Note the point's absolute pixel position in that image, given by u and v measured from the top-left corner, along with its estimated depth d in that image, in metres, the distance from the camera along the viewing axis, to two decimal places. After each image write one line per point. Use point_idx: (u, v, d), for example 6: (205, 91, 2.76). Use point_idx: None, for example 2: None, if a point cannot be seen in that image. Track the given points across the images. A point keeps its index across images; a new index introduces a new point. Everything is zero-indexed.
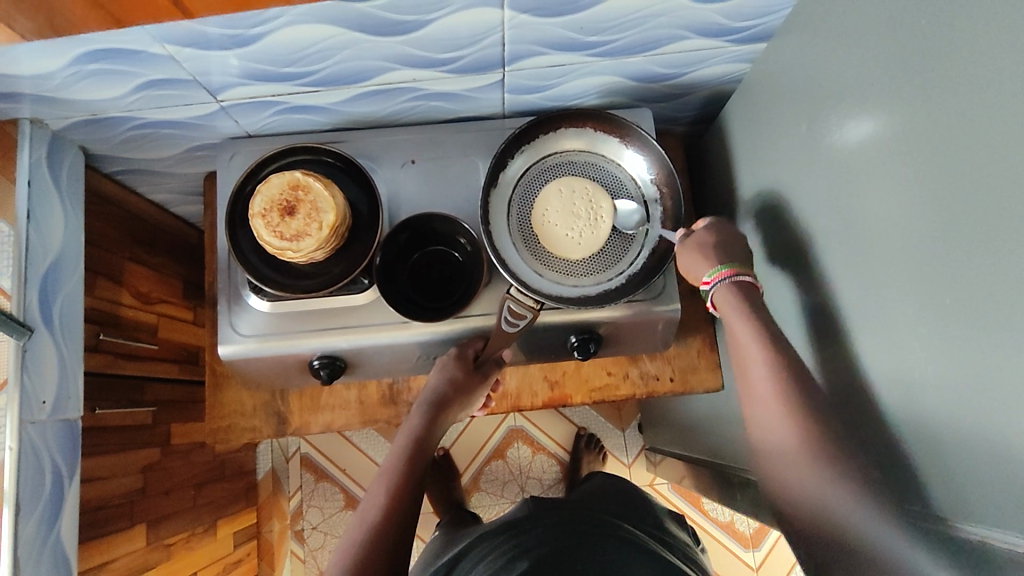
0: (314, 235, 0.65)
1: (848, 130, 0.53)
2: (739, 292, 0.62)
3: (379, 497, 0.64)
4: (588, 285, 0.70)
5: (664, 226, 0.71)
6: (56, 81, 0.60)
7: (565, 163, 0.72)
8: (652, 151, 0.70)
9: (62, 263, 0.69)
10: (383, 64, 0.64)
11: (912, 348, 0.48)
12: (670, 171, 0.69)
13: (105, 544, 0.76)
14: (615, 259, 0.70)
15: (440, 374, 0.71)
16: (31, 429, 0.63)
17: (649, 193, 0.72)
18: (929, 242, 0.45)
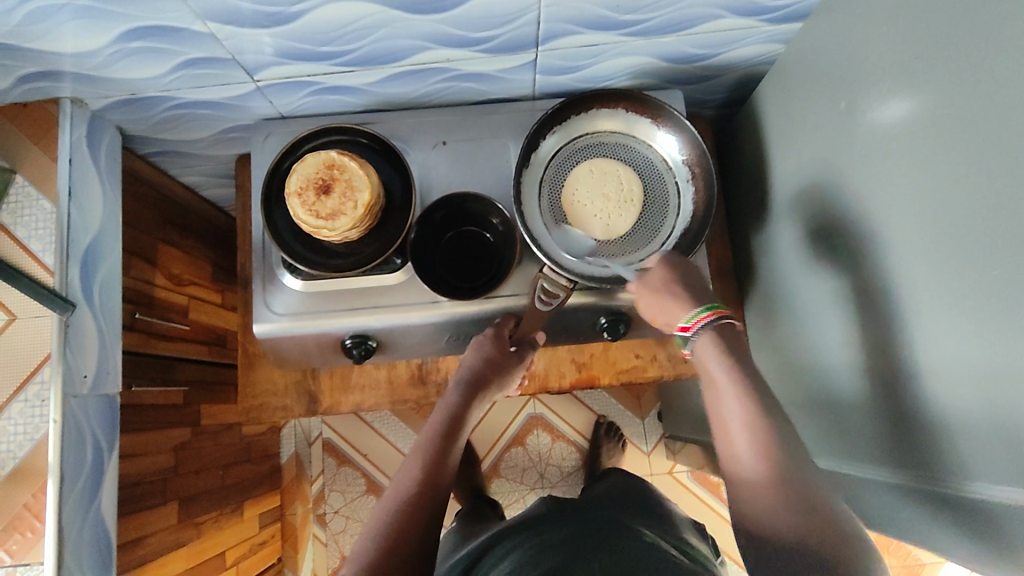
0: (349, 214, 0.66)
1: (887, 105, 0.53)
2: (717, 331, 0.61)
3: (413, 471, 0.63)
4: (619, 266, 0.70)
5: (696, 206, 0.71)
6: (98, 59, 0.61)
7: (598, 144, 0.72)
8: (685, 131, 0.70)
9: (101, 241, 0.70)
10: (419, 43, 0.64)
11: (955, 325, 0.48)
12: (703, 151, 0.69)
13: (140, 519, 0.77)
14: (645, 239, 0.71)
15: (477, 352, 0.72)
16: (74, 403, 0.64)
17: (680, 174, 0.71)
18: (977, 213, 0.45)
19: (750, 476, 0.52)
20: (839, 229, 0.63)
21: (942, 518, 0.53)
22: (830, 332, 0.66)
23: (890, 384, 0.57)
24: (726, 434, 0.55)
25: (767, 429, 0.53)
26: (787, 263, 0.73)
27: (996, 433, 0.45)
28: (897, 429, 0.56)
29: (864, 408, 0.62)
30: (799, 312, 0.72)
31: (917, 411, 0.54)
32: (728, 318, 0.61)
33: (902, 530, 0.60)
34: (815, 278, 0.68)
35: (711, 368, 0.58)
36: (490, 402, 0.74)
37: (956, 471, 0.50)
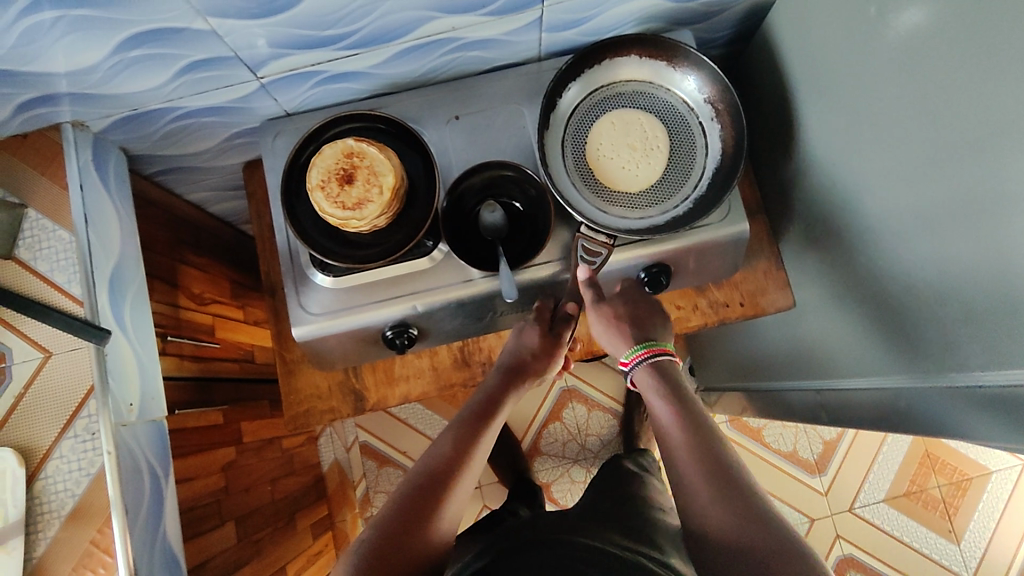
0: (375, 201, 0.64)
1: (909, 7, 0.51)
2: (655, 368, 0.65)
3: (444, 447, 0.60)
4: (654, 216, 0.69)
5: (723, 144, 0.69)
6: (97, 75, 0.59)
7: (618, 95, 0.71)
8: (704, 68, 0.68)
9: (124, 266, 0.68)
10: (423, 14, 0.62)
11: (996, 216, 0.47)
12: (727, 89, 0.68)
13: (202, 544, 0.76)
14: (678, 183, 0.70)
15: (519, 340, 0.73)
16: (125, 432, 0.62)
17: (703, 114, 0.70)
18: (1019, 93, 0.43)
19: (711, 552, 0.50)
20: (862, 145, 0.62)
21: (989, 417, 0.53)
22: (867, 252, 0.65)
23: (933, 293, 0.56)
24: (691, 505, 0.53)
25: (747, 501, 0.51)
26: (815, 191, 0.72)
27: None
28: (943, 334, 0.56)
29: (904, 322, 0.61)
30: (830, 239, 0.71)
31: (967, 313, 0.52)
32: (663, 355, 0.66)
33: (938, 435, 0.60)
34: (846, 200, 0.67)
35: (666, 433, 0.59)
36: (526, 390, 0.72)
37: (1008, 364, 0.48)
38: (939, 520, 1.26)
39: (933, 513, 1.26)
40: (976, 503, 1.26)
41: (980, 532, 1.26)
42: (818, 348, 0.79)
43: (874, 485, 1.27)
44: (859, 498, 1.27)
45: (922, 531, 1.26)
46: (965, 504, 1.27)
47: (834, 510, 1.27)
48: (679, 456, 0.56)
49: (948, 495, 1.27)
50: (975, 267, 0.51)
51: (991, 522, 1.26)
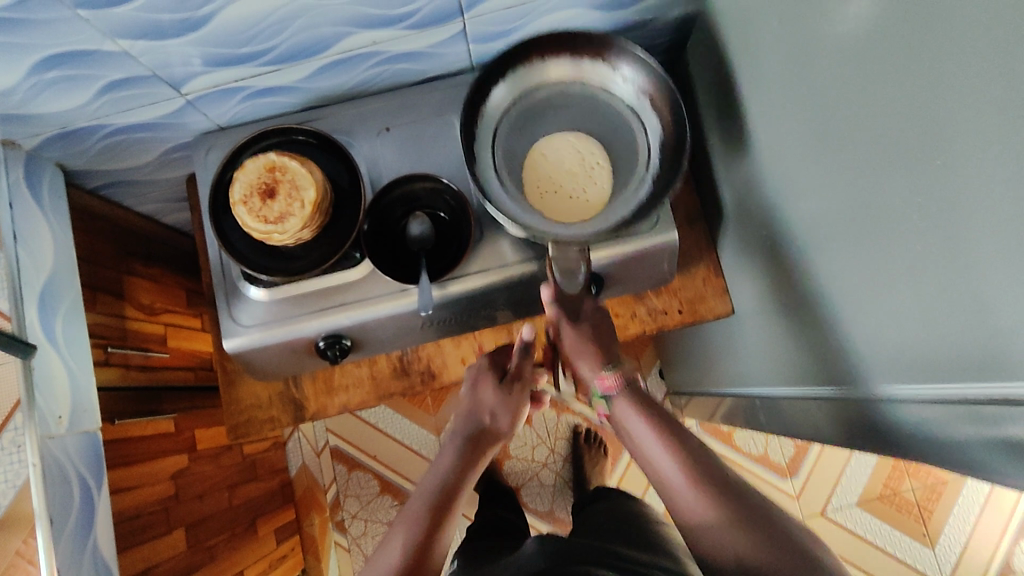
0: (298, 214, 0.65)
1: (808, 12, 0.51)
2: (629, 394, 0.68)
3: (417, 514, 0.65)
4: (619, 209, 0.66)
5: (661, 121, 0.68)
6: (18, 96, 0.60)
7: (548, 100, 0.70)
8: (621, 50, 0.67)
9: (57, 281, 0.69)
10: (341, 29, 0.63)
11: (896, 228, 0.46)
12: (653, 69, 0.66)
13: (146, 551, 0.77)
14: (628, 175, 0.67)
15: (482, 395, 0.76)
16: (53, 445, 0.64)
17: (629, 98, 0.69)
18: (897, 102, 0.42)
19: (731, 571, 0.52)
20: (783, 154, 0.61)
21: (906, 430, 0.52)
22: (793, 259, 0.64)
23: (850, 303, 0.55)
24: (688, 525, 0.57)
25: (742, 512, 0.55)
26: (745, 199, 0.72)
27: (953, 338, 0.43)
28: (862, 343, 0.55)
29: (828, 331, 0.60)
30: (759, 246, 0.71)
31: (873, 325, 0.53)
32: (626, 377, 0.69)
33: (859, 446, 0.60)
34: (772, 207, 0.66)
35: (656, 454, 0.62)
36: (488, 452, 0.75)
37: (918, 374, 0.48)
38: (912, 523, 1.25)
39: (907, 517, 1.25)
40: (951, 507, 1.25)
41: (955, 537, 1.24)
42: (759, 356, 0.78)
43: (846, 488, 1.26)
44: (831, 502, 1.26)
45: (895, 535, 1.24)
46: (939, 508, 1.25)
47: (805, 513, 1.26)
48: (674, 478, 0.60)
49: (922, 499, 1.25)
50: (878, 275, 0.50)
51: (967, 528, 1.24)
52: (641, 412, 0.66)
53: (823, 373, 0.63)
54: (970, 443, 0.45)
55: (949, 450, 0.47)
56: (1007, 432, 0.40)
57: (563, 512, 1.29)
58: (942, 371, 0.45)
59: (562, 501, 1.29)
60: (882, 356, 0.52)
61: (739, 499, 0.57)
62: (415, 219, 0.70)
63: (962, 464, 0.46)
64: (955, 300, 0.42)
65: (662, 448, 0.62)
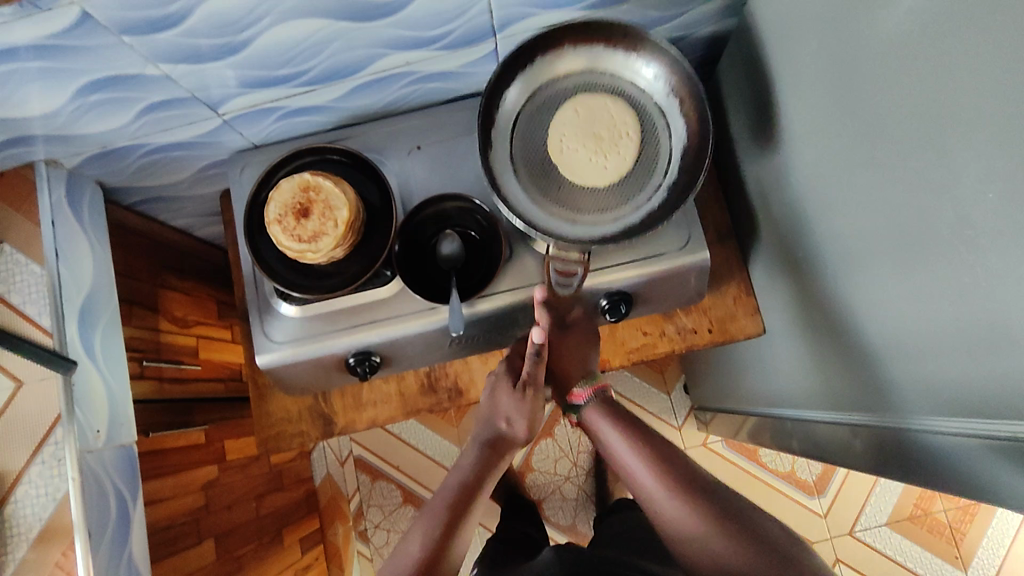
0: (331, 233, 0.65)
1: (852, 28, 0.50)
2: (605, 406, 0.71)
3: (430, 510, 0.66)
4: (627, 214, 0.65)
5: (689, 124, 0.65)
6: (62, 118, 0.62)
7: (571, 86, 0.67)
8: (652, 42, 0.64)
9: (96, 296, 0.71)
10: (375, 51, 0.63)
11: (936, 256, 0.45)
12: (686, 70, 0.64)
13: (178, 561, 0.78)
14: (648, 174, 0.66)
15: (500, 403, 0.74)
16: (91, 459, 0.65)
17: (659, 93, 0.66)
18: (944, 132, 0.42)
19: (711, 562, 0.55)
20: (818, 176, 0.60)
21: (942, 461, 0.51)
22: (826, 281, 0.64)
23: (887, 328, 0.54)
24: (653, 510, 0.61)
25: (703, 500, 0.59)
26: (777, 219, 0.71)
27: (997, 375, 0.42)
28: (899, 368, 0.54)
29: (862, 354, 0.60)
30: (792, 267, 0.70)
31: (909, 352, 0.52)
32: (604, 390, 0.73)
33: (892, 475, 0.59)
34: (805, 228, 0.65)
35: (623, 453, 0.66)
36: (507, 465, 0.74)
37: (956, 408, 0.47)
38: (944, 545, 1.22)
39: (938, 538, 1.22)
40: (985, 528, 1.22)
41: (989, 560, 1.21)
42: (790, 376, 0.77)
43: (875, 507, 1.24)
44: (860, 521, 1.24)
45: (926, 557, 1.22)
46: (972, 529, 1.22)
47: (832, 532, 1.24)
48: (639, 472, 0.64)
49: (954, 520, 1.23)
50: (918, 305, 0.49)
51: (1002, 551, 1.21)
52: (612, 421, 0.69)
53: (858, 397, 0.62)
54: (995, 474, 0.44)
55: (983, 486, 0.46)
56: None
57: (585, 526, 1.29)
58: (984, 406, 0.44)
59: (584, 514, 1.29)
60: (919, 384, 0.51)
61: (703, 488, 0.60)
62: (443, 239, 0.70)
63: (989, 495, 0.45)
64: (993, 333, 0.41)
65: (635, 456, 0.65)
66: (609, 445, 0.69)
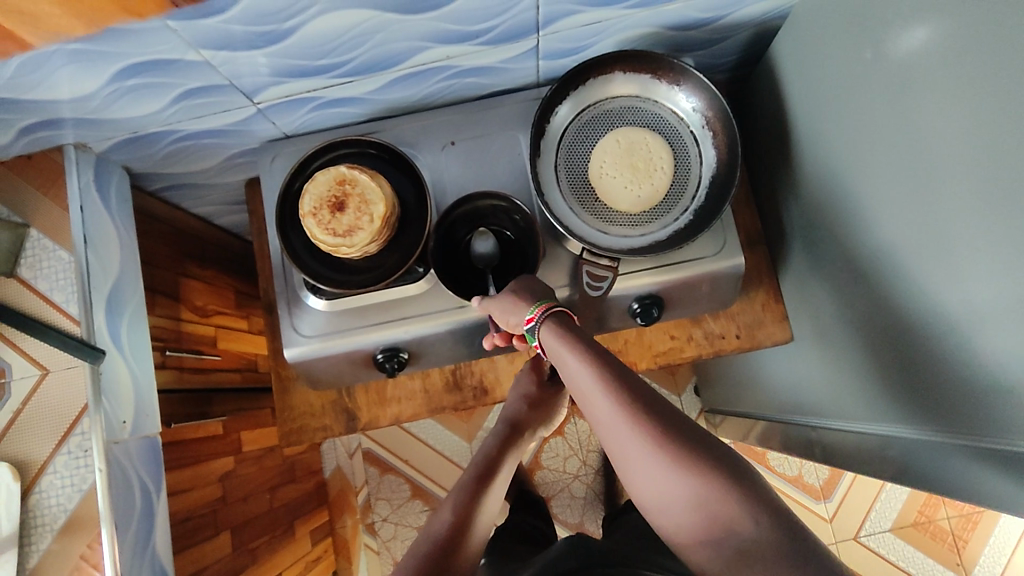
0: (366, 228, 0.64)
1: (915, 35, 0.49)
2: (559, 324, 0.57)
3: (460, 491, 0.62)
4: (655, 232, 0.68)
5: (718, 153, 0.68)
6: (96, 102, 0.61)
7: (619, 108, 0.70)
8: (690, 77, 0.67)
9: (122, 284, 0.70)
10: (417, 44, 0.62)
11: (993, 273, 0.45)
12: (720, 104, 0.66)
13: (196, 553, 0.77)
14: (676, 198, 0.69)
15: (519, 387, 0.77)
16: (117, 450, 0.64)
17: (695, 124, 0.69)
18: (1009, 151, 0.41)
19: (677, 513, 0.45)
20: (864, 186, 0.60)
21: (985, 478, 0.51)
22: (864, 291, 0.63)
23: (931, 342, 0.54)
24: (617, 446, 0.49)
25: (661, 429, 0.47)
26: (813, 227, 0.71)
27: None
28: (939, 383, 0.54)
29: (898, 366, 0.59)
30: (827, 275, 0.70)
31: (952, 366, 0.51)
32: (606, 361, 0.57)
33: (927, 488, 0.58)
34: (845, 238, 0.65)
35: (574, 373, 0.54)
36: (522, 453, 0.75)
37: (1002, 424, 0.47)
38: (948, 552, 1.23)
39: (941, 545, 1.23)
40: (987, 536, 1.23)
41: (991, 568, 1.22)
42: (818, 384, 0.76)
43: (880, 513, 1.25)
44: (865, 527, 1.25)
45: (929, 563, 1.23)
46: (975, 537, 1.23)
47: (839, 537, 1.25)
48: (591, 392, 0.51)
49: (958, 527, 1.24)
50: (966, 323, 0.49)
51: (1002, 559, 1.22)
52: (563, 343, 0.55)
53: (891, 410, 0.62)
54: None
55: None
56: None
57: (593, 525, 1.28)
58: None
59: (593, 513, 1.29)
60: (961, 401, 0.51)
61: (658, 412, 0.48)
62: (478, 240, 0.70)
63: None
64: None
65: (584, 373, 0.52)
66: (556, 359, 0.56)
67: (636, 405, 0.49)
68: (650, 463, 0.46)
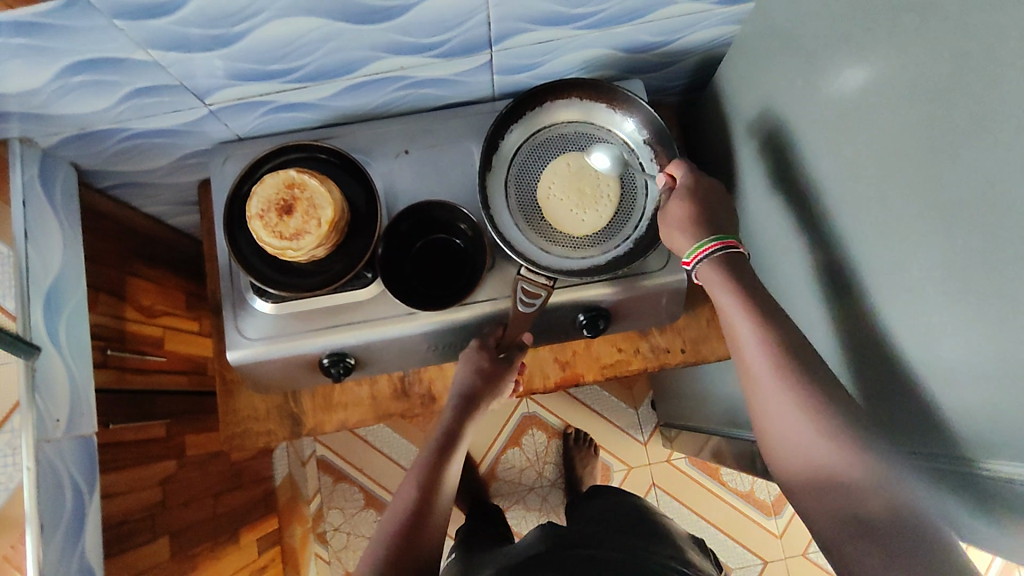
0: (313, 232, 0.65)
1: (843, 67, 0.51)
2: (723, 267, 0.59)
3: (410, 489, 0.65)
4: (596, 256, 0.70)
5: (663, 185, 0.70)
6: (41, 97, 0.60)
7: (571, 133, 0.72)
8: (641, 111, 0.70)
9: (62, 282, 0.69)
10: (370, 53, 0.63)
11: (920, 291, 0.47)
12: (667, 137, 0.69)
13: (129, 558, 0.75)
14: (618, 226, 0.70)
15: (468, 361, 0.72)
16: (48, 448, 0.63)
17: (644, 155, 0.71)
18: (930, 176, 0.44)
19: (820, 502, 0.49)
20: (800, 208, 0.62)
21: None
22: (803, 310, 0.65)
23: (863, 355, 0.56)
24: (773, 430, 0.53)
25: (839, 427, 0.49)
26: (757, 245, 0.73)
27: (967, 412, 0.44)
28: (869, 396, 0.56)
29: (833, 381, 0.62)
30: (769, 292, 0.72)
31: (881, 381, 0.54)
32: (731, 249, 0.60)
33: None
34: (785, 257, 0.67)
35: (750, 355, 0.55)
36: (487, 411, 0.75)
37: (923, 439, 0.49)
38: None
39: None
40: None
41: None
42: None
43: None
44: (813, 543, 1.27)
45: None
46: None
47: (787, 553, 1.27)
48: (762, 373, 0.54)
49: None
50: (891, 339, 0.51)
51: None
52: (750, 323, 0.56)
53: None
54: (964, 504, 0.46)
55: (953, 517, 0.48)
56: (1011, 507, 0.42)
57: None
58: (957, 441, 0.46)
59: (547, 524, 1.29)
60: (891, 413, 0.53)
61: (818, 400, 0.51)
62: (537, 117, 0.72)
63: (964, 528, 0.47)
64: (981, 373, 0.42)
65: (761, 355, 0.54)
66: (716, 302, 0.59)
67: (816, 409, 0.50)
68: (835, 464, 0.48)
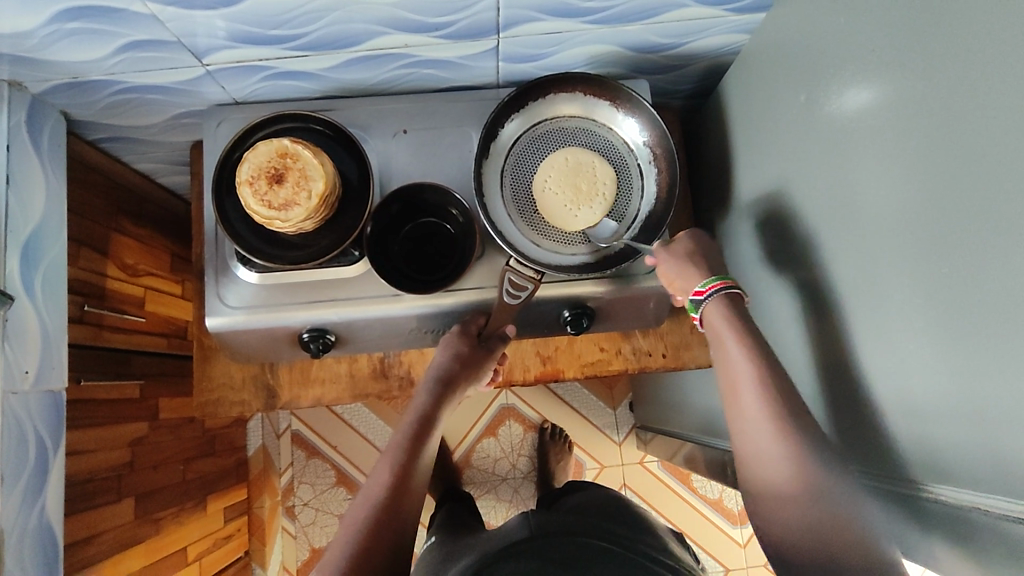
0: (303, 204, 0.63)
1: (847, 85, 0.51)
2: (729, 305, 0.62)
3: (384, 477, 0.64)
4: (585, 254, 0.70)
5: (659, 189, 0.70)
6: (33, 41, 0.58)
7: (571, 128, 0.71)
8: (645, 112, 0.69)
9: (43, 232, 0.68)
10: (374, 28, 0.62)
11: (903, 316, 0.47)
12: (668, 142, 0.68)
13: (93, 517, 0.74)
14: (611, 226, 0.70)
15: (447, 346, 0.71)
16: (14, 399, 0.62)
17: (643, 156, 0.71)
18: (923, 200, 0.43)
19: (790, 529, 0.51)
20: (793, 223, 0.62)
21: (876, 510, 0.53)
22: (787, 325, 0.65)
23: (842, 376, 0.56)
24: (753, 459, 0.55)
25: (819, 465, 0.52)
26: (748, 255, 0.73)
27: (943, 441, 0.44)
28: (847, 415, 0.56)
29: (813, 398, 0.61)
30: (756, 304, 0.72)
31: (860, 403, 0.53)
32: (735, 288, 0.63)
33: None
34: (774, 270, 0.67)
35: (741, 387, 0.58)
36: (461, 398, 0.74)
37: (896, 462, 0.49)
38: None
39: None
40: None
41: None
42: None
43: None
44: None
45: None
46: None
47: (750, 562, 1.29)
48: (751, 406, 0.56)
49: None
50: (872, 362, 0.51)
51: None
52: (747, 358, 0.58)
53: None
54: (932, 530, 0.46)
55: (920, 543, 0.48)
56: (977, 538, 0.42)
57: None
58: (930, 469, 0.46)
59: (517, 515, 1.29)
60: (867, 434, 0.53)
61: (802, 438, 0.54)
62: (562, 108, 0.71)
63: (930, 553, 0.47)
64: (957, 402, 0.42)
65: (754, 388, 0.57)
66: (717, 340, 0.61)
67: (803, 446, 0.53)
68: (811, 500, 0.51)
